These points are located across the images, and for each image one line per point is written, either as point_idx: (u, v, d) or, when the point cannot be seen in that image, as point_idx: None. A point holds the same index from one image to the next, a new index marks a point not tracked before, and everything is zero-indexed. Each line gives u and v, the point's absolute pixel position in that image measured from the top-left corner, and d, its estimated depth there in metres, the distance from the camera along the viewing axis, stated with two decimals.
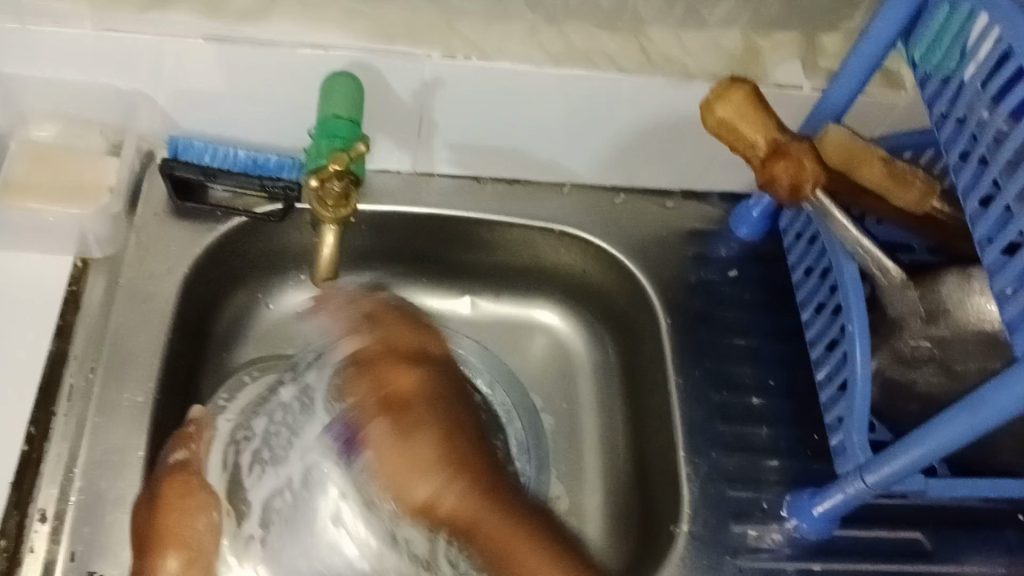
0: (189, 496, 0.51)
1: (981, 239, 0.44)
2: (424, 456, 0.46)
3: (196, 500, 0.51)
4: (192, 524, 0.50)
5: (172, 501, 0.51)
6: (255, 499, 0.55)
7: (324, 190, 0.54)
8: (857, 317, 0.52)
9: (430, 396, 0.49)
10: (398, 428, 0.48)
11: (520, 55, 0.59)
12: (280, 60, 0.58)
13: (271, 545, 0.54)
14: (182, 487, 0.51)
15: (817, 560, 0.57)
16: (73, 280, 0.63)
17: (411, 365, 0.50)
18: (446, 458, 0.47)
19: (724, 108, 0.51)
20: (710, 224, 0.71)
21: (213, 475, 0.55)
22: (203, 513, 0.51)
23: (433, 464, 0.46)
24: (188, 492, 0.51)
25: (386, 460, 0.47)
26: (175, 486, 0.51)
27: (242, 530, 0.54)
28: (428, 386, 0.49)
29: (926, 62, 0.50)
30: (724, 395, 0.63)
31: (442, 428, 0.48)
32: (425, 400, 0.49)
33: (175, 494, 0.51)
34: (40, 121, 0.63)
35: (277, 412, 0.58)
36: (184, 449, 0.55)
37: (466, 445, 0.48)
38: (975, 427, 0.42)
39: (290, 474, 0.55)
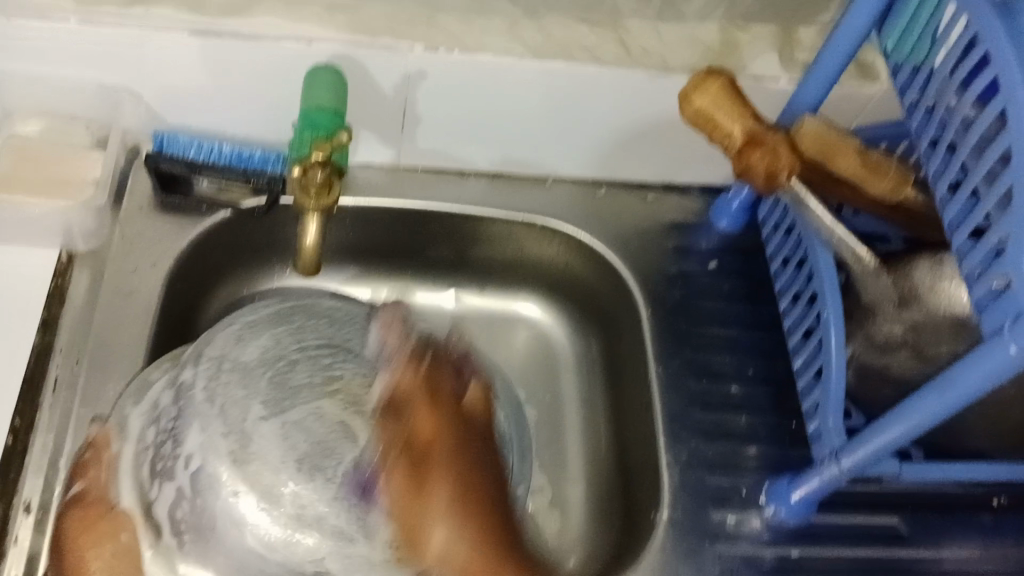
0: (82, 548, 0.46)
1: (951, 223, 0.45)
2: (445, 508, 0.37)
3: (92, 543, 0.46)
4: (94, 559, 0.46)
5: (82, 529, 0.46)
6: (160, 510, 0.45)
7: (307, 178, 0.55)
8: (832, 304, 0.52)
9: (459, 441, 0.40)
10: (417, 482, 0.38)
11: (501, 48, 0.60)
12: (263, 53, 0.59)
13: (194, 551, 0.45)
14: (87, 518, 0.46)
15: (795, 546, 0.57)
16: (60, 274, 0.62)
17: (420, 411, 0.41)
18: (468, 509, 0.38)
19: (700, 99, 0.52)
20: (690, 217, 0.72)
21: (125, 487, 0.47)
22: (111, 539, 0.46)
23: (454, 511, 0.37)
24: (91, 528, 0.46)
25: (397, 510, 0.39)
26: (76, 520, 0.47)
27: (162, 540, 0.45)
28: (437, 421, 0.40)
29: (898, 51, 0.51)
30: (703, 384, 0.64)
31: (456, 482, 0.38)
32: (440, 450, 0.39)
33: (80, 523, 0.46)
34: (25, 117, 0.63)
35: (161, 416, 0.48)
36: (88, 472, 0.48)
37: (481, 479, 0.39)
38: (945, 406, 0.43)
39: (181, 482, 0.45)
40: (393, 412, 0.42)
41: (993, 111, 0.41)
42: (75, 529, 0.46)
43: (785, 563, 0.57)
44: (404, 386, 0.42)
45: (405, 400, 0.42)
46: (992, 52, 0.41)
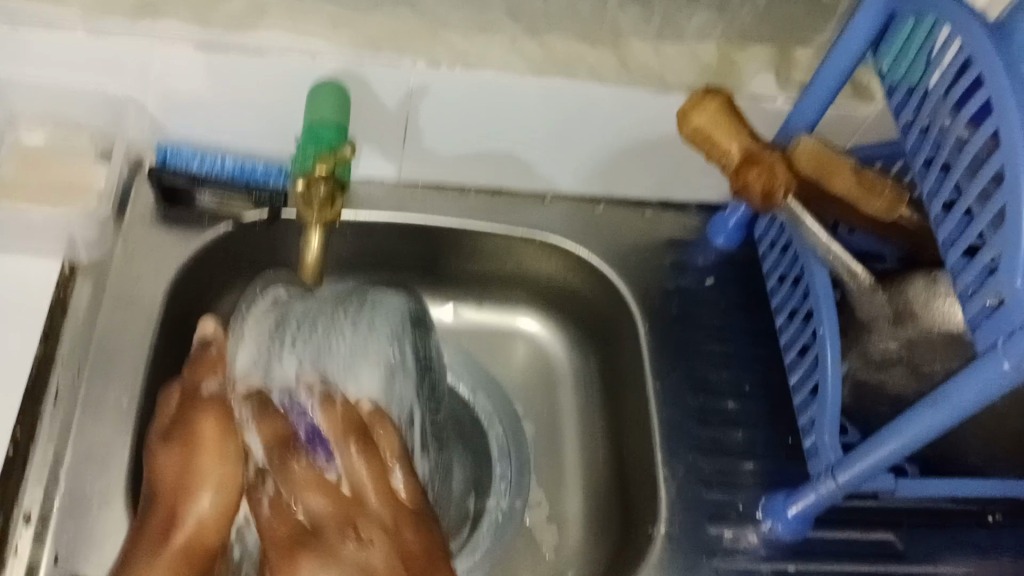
0: (187, 436, 0.52)
1: (945, 241, 0.45)
2: (167, 552, 0.47)
3: (178, 454, 0.51)
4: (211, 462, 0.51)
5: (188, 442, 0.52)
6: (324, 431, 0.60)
7: (310, 193, 0.56)
8: (828, 322, 0.53)
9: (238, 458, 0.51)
10: (145, 532, 0.49)
11: (502, 65, 0.61)
12: (266, 68, 0.60)
13: None
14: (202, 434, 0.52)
15: (792, 561, 0.58)
16: (62, 284, 0.63)
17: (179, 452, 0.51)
18: (185, 553, 0.47)
19: (699, 116, 0.53)
20: (688, 234, 0.72)
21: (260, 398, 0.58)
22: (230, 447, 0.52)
23: (173, 556, 0.47)
24: (188, 447, 0.51)
25: None
26: (201, 409, 0.54)
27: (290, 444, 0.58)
28: (216, 504, 0.49)
29: (892, 74, 0.52)
30: (701, 399, 0.64)
31: (191, 523, 0.48)
32: (189, 467, 0.51)
33: (185, 425, 0.52)
34: (31, 126, 0.63)
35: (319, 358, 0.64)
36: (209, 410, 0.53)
37: (223, 510, 0.50)
38: (939, 422, 0.43)
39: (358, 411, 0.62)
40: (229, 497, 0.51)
41: (987, 132, 0.41)
42: (193, 435, 0.52)
43: None
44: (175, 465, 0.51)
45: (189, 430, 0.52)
46: (985, 74, 0.42)
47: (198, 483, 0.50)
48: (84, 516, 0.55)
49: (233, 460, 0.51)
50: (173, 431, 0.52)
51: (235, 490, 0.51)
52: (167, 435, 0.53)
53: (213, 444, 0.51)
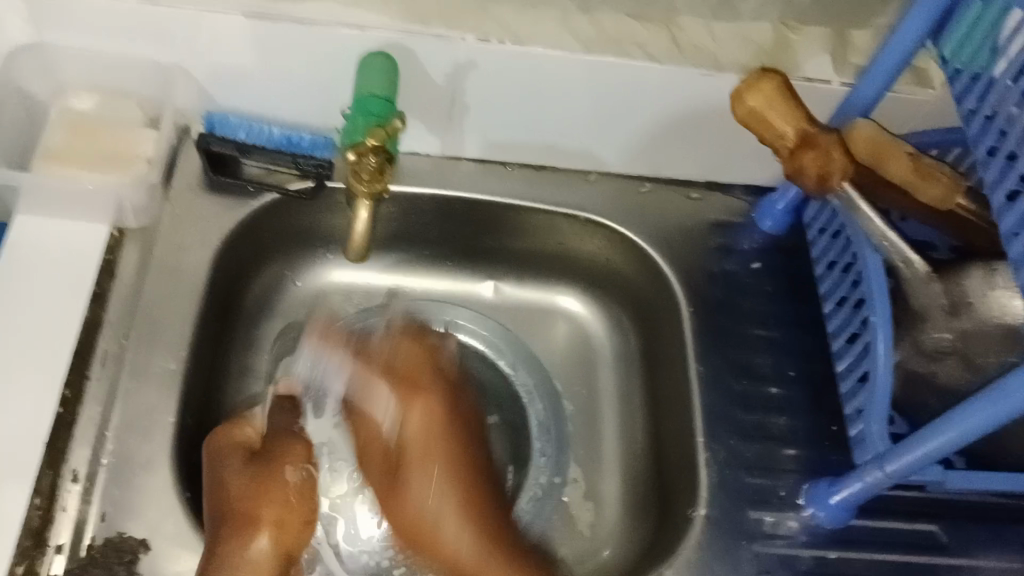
0: (272, 480, 0.55)
1: (1007, 232, 0.44)
2: (277, 501, 0.54)
3: (418, 475, 0.55)
4: (246, 433, 0.58)
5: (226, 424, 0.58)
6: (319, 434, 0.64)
7: (359, 164, 0.55)
8: (881, 310, 0.52)
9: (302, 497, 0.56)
10: (270, 470, 0.55)
11: (554, 40, 0.60)
12: (317, 40, 0.59)
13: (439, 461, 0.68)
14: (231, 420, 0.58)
15: (832, 548, 0.57)
16: (110, 248, 0.63)
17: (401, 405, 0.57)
18: (278, 505, 0.54)
19: (754, 98, 0.51)
20: (735, 215, 0.72)
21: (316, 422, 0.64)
22: (249, 424, 0.59)
23: (277, 514, 0.53)
24: (266, 483, 0.54)
25: (249, 505, 0.53)
26: (284, 446, 0.58)
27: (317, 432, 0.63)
28: (259, 480, 0.54)
29: (956, 58, 0.50)
30: (743, 384, 0.64)
31: (274, 497, 0.54)
32: (417, 442, 0.56)
33: (277, 452, 0.57)
34: (79, 92, 0.64)
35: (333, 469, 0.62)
36: (297, 468, 0.57)
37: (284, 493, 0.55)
38: (998, 416, 0.42)
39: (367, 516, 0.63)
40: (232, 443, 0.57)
41: None
42: (269, 452, 0.57)
43: (822, 564, 0.57)
44: (244, 442, 0.57)
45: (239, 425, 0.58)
46: None
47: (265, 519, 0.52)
48: (129, 479, 0.55)
49: (301, 522, 0.55)
50: (407, 377, 0.58)
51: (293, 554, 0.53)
52: (257, 459, 0.56)
53: (298, 506, 0.55)
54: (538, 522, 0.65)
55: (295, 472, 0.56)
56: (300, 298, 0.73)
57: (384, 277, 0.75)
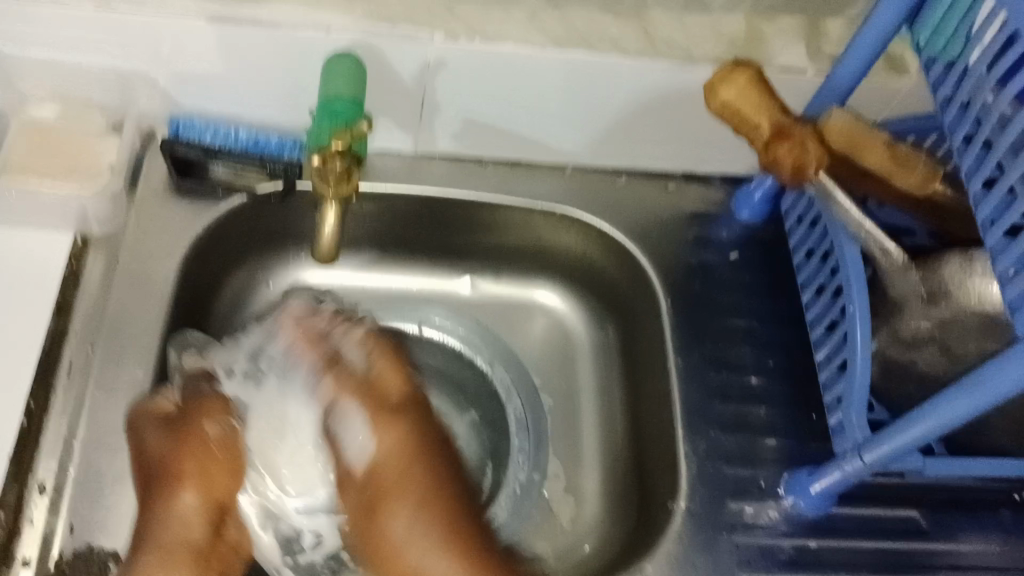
0: (189, 437, 0.54)
1: (984, 221, 0.44)
2: (194, 467, 0.53)
3: (395, 502, 0.51)
4: (174, 400, 0.57)
5: (140, 408, 0.55)
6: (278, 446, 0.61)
7: (325, 168, 0.54)
8: (858, 299, 0.52)
9: (229, 462, 0.56)
10: (178, 432, 0.54)
11: (520, 37, 0.59)
12: (281, 41, 0.58)
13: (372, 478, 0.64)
14: (148, 406, 0.55)
15: (813, 537, 0.57)
16: (74, 258, 0.62)
17: (374, 427, 0.55)
18: (195, 471, 0.53)
19: (727, 90, 0.51)
20: (711, 207, 0.71)
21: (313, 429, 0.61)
22: (166, 390, 0.57)
23: (201, 483, 0.53)
24: (186, 438, 0.54)
25: (187, 467, 0.53)
26: (202, 404, 0.58)
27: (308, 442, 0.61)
28: (198, 442, 0.54)
29: (931, 47, 0.50)
30: (722, 376, 0.63)
31: (200, 468, 0.53)
32: (399, 463, 0.52)
33: (191, 411, 0.56)
34: (39, 102, 0.62)
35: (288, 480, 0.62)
36: (216, 421, 0.57)
37: (196, 458, 0.53)
38: (979, 404, 0.42)
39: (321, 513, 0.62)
40: (151, 413, 0.55)
41: None
42: (189, 417, 0.56)
43: (803, 554, 0.57)
44: (160, 412, 0.55)
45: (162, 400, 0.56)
46: None
47: (189, 482, 0.52)
48: (99, 494, 0.54)
49: (224, 473, 0.55)
50: (373, 392, 0.57)
51: (220, 499, 0.54)
52: (175, 420, 0.55)
53: (218, 461, 0.55)
54: (517, 521, 0.64)
55: (214, 425, 0.57)
56: (271, 300, 0.72)
57: (359, 277, 0.74)
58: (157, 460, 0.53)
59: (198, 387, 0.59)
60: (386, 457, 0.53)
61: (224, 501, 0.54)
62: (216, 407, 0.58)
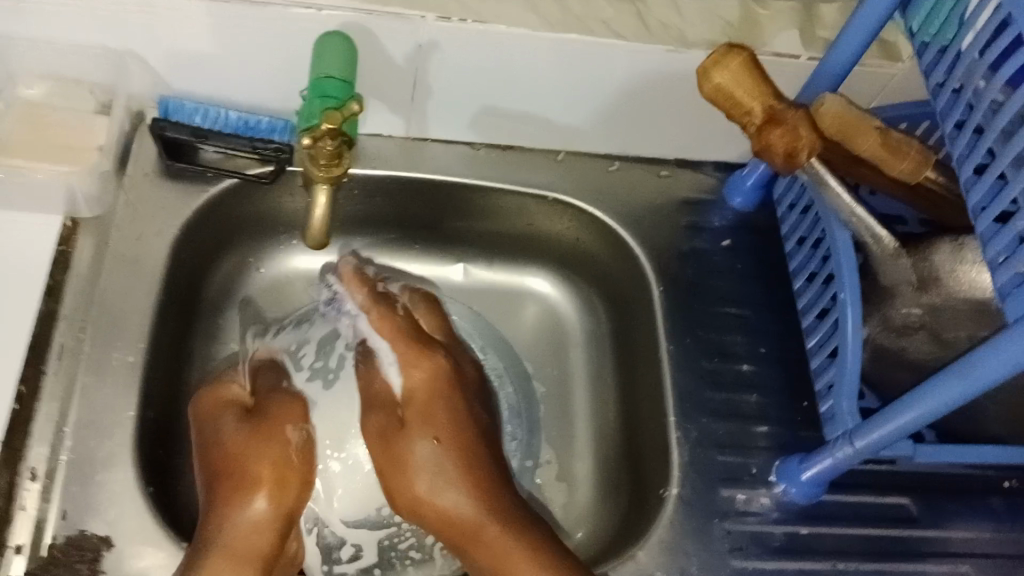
0: (272, 434, 0.53)
1: (975, 207, 0.44)
2: (269, 469, 0.52)
3: (420, 433, 0.53)
4: (229, 392, 0.57)
5: (211, 400, 0.56)
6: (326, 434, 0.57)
7: (316, 149, 0.54)
8: (850, 285, 0.52)
9: (302, 477, 0.53)
10: (264, 435, 0.53)
11: (515, 19, 0.58)
12: (272, 21, 0.57)
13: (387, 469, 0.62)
14: (213, 397, 0.56)
15: (804, 524, 0.58)
16: (64, 239, 0.62)
17: (404, 365, 0.55)
18: (274, 474, 0.52)
19: (721, 74, 0.51)
20: (705, 193, 0.71)
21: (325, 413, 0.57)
22: (229, 385, 0.57)
23: (264, 483, 0.51)
24: (263, 437, 0.53)
25: (252, 459, 0.52)
26: (281, 404, 0.55)
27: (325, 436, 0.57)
28: (286, 438, 0.53)
29: (923, 32, 0.50)
30: (715, 363, 0.63)
31: (270, 454, 0.52)
32: (428, 400, 0.54)
33: (274, 412, 0.55)
34: (29, 80, 0.61)
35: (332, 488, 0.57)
36: (297, 428, 0.54)
37: (277, 453, 0.53)
38: (969, 390, 0.42)
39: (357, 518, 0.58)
40: (211, 411, 0.55)
41: None
42: (265, 410, 0.55)
43: (793, 541, 0.57)
44: (212, 404, 0.56)
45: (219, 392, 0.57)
46: None
47: (257, 484, 0.51)
48: (90, 477, 0.54)
49: (301, 482, 0.53)
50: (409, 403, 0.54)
51: (294, 509, 0.53)
52: (254, 416, 0.55)
53: (297, 466, 0.53)
54: None
55: (296, 431, 0.54)
56: (261, 285, 0.72)
57: None
58: (234, 460, 0.52)
59: (272, 380, 0.57)
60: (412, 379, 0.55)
61: (279, 514, 0.52)
62: (289, 408, 0.55)
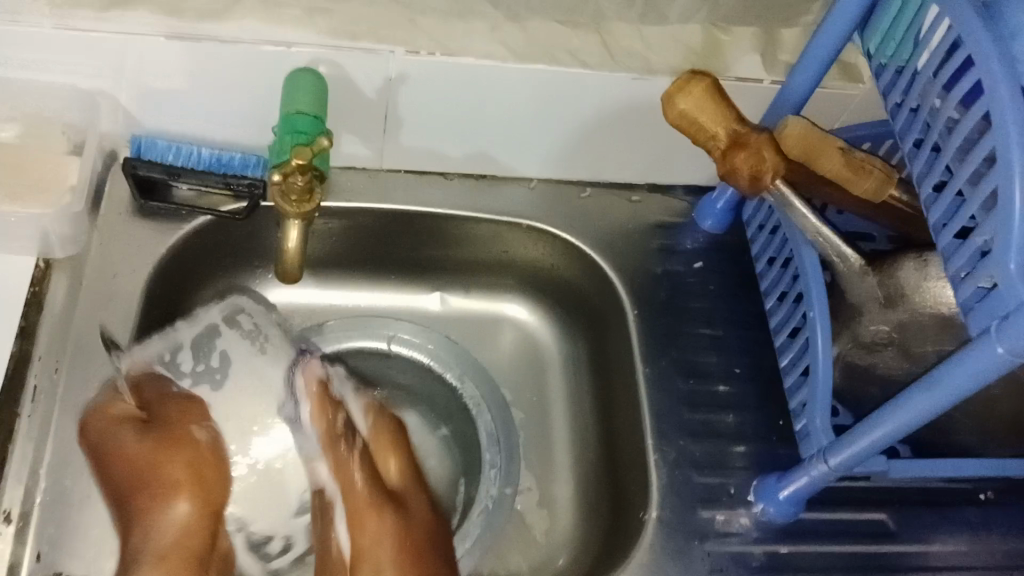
0: (180, 440, 0.59)
1: (936, 223, 0.45)
2: (179, 476, 0.57)
3: (373, 523, 0.58)
4: (118, 410, 0.58)
5: (99, 433, 0.56)
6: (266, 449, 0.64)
7: (286, 184, 0.54)
8: (817, 304, 0.53)
9: (195, 471, 0.58)
10: (162, 442, 0.58)
11: (484, 50, 0.59)
12: (242, 58, 0.58)
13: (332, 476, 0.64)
14: (103, 429, 0.56)
15: (784, 543, 0.58)
16: (37, 282, 0.61)
17: (383, 459, 0.61)
18: (190, 475, 0.58)
19: (684, 100, 0.51)
20: (677, 216, 0.72)
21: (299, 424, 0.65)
22: (115, 403, 0.58)
23: (182, 485, 0.57)
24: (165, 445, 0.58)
25: (163, 471, 0.57)
26: (178, 408, 0.62)
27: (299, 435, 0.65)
28: (191, 465, 0.58)
29: (881, 53, 0.51)
30: (690, 384, 0.64)
31: (185, 463, 0.58)
32: (378, 502, 0.59)
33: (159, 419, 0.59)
34: (2, 123, 0.62)
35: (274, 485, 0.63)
36: (204, 428, 0.62)
37: (179, 466, 0.57)
38: (938, 403, 0.42)
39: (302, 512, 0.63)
40: (94, 435, 0.56)
41: (978, 114, 0.41)
42: (159, 420, 0.60)
43: (774, 559, 0.57)
44: (104, 424, 0.57)
45: (110, 407, 0.58)
46: (976, 56, 0.40)
47: (163, 474, 0.56)
48: None
49: (217, 477, 0.60)
50: (380, 447, 0.62)
51: (213, 507, 0.58)
52: (149, 428, 0.59)
53: (206, 475, 0.59)
54: (490, 535, 0.64)
55: (202, 431, 0.62)
56: None
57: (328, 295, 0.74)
58: (128, 468, 0.56)
59: (159, 386, 0.63)
60: (388, 470, 0.61)
61: (188, 522, 0.56)
62: (177, 412, 0.61)
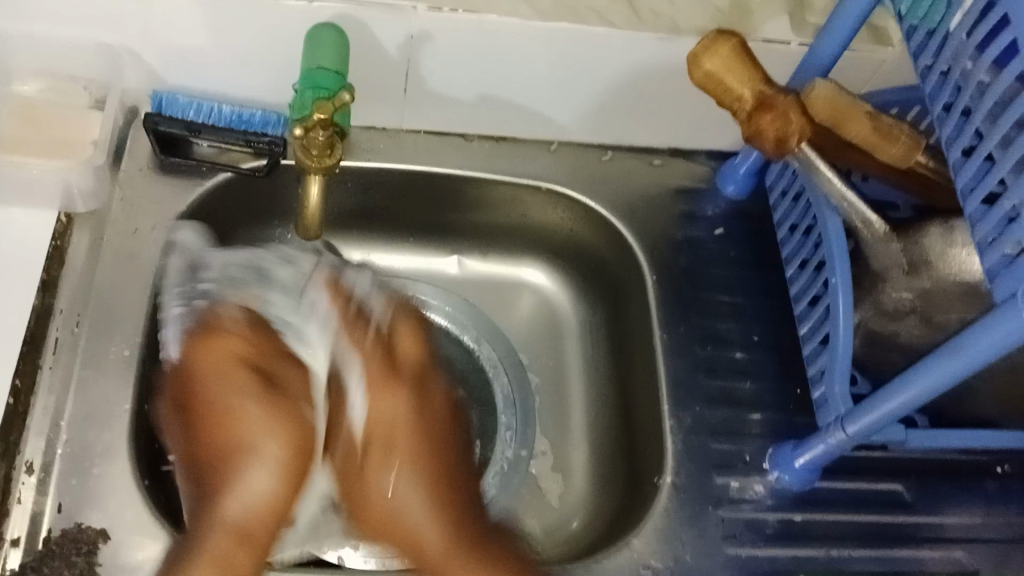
0: (289, 409, 0.48)
1: (964, 188, 0.44)
2: (256, 430, 0.46)
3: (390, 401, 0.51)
4: (225, 344, 0.50)
5: (206, 343, 0.50)
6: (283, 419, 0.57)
7: (308, 139, 0.54)
8: (841, 270, 0.52)
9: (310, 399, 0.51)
10: (273, 381, 0.50)
11: (507, 10, 0.58)
12: (263, 13, 0.57)
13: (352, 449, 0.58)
14: (208, 337, 0.51)
15: (798, 511, 0.58)
16: (59, 235, 0.62)
17: (374, 393, 0.52)
18: (288, 453, 0.46)
19: (711, 61, 0.51)
20: (699, 182, 0.71)
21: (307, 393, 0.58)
22: (230, 339, 0.51)
23: (276, 463, 0.46)
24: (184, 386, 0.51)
25: (259, 423, 0.46)
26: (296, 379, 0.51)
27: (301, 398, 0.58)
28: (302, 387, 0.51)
29: (912, 14, 0.50)
30: (708, 351, 0.63)
31: (265, 406, 0.47)
32: (406, 419, 0.51)
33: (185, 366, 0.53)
34: (24, 77, 0.61)
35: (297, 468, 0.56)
36: (291, 365, 0.52)
37: (295, 426, 0.48)
38: (959, 370, 0.42)
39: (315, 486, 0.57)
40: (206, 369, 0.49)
41: (1011, 75, 0.40)
42: (279, 383, 0.50)
43: (788, 527, 0.57)
44: (245, 349, 0.51)
45: (211, 339, 0.51)
46: (1012, 15, 0.39)
47: (265, 439, 0.46)
48: (87, 470, 0.54)
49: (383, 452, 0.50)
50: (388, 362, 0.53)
51: (307, 449, 0.48)
52: (270, 388, 0.49)
53: (296, 450, 0.47)
54: (506, 495, 0.65)
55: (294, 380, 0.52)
56: None
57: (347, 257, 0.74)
58: (229, 429, 0.46)
59: (234, 317, 0.54)
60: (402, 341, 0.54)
61: (259, 500, 0.45)
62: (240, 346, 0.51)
